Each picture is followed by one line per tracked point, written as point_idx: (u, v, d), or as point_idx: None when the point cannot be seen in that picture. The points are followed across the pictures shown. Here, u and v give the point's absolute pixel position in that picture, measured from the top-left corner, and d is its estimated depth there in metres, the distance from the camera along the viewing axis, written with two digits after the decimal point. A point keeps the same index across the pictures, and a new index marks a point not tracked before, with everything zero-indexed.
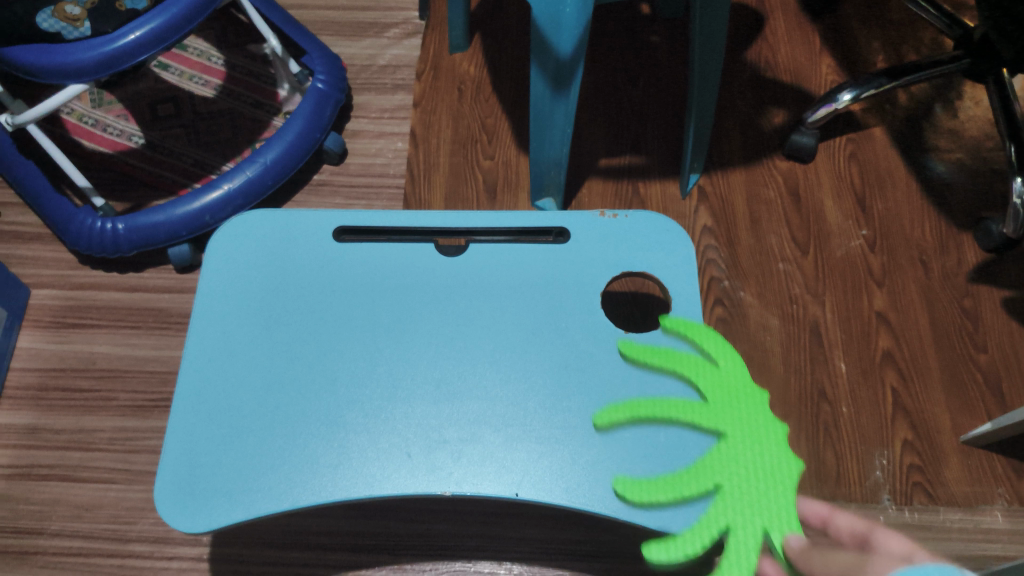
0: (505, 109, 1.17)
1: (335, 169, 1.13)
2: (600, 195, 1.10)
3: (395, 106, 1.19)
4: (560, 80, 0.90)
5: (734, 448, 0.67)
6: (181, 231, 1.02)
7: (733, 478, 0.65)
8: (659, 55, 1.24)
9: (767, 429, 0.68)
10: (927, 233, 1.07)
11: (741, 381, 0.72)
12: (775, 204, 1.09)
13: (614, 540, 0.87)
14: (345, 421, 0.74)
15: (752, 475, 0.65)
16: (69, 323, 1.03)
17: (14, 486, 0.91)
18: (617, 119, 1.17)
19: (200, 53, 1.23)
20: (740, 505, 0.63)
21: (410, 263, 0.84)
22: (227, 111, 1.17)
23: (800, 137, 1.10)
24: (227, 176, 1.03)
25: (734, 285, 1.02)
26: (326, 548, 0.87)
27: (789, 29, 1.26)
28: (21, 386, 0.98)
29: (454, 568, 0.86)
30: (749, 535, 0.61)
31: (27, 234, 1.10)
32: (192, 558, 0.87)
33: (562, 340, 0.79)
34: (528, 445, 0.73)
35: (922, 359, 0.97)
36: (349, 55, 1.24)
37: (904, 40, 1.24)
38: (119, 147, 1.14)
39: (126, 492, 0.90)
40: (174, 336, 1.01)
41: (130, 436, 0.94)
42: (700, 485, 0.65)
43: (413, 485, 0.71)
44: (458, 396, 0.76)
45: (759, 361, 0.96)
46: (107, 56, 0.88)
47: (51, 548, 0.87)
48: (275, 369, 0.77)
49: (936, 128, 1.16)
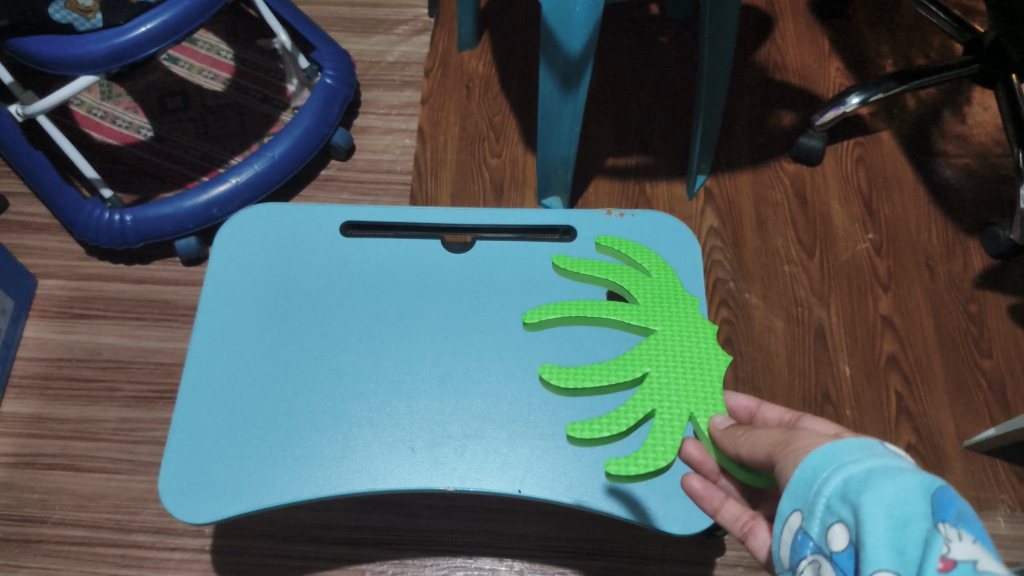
0: (513, 107, 1.18)
1: (342, 165, 1.14)
2: (606, 194, 1.10)
3: (403, 102, 1.19)
4: (568, 79, 0.90)
5: (662, 342, 0.73)
6: (188, 223, 1.02)
7: (659, 367, 0.71)
8: (667, 56, 1.24)
9: (694, 329, 0.74)
10: (933, 237, 1.06)
11: (671, 287, 0.78)
12: (781, 206, 1.09)
13: (615, 539, 0.87)
14: (349, 415, 0.74)
15: (674, 364, 0.71)
16: (75, 313, 1.03)
17: (18, 474, 0.91)
18: (625, 119, 1.18)
19: (210, 47, 1.23)
20: (664, 393, 0.69)
21: (416, 259, 0.85)
22: (236, 105, 1.17)
23: (808, 140, 1.11)
24: (235, 169, 1.03)
25: (739, 287, 1.02)
26: (328, 542, 0.87)
27: (798, 31, 1.26)
28: (27, 375, 0.99)
29: (455, 564, 0.86)
30: (673, 418, 0.67)
31: (35, 224, 1.10)
32: (193, 550, 0.87)
33: (567, 337, 0.79)
34: (531, 441, 0.73)
35: (926, 363, 0.97)
36: (358, 51, 1.24)
37: (913, 44, 1.24)
38: (128, 139, 1.14)
39: (130, 482, 0.91)
40: (180, 328, 1.02)
41: (134, 427, 0.94)
42: (628, 373, 0.71)
43: (417, 480, 0.71)
44: (462, 392, 0.76)
45: (763, 363, 0.96)
46: (119, 47, 0.89)
47: (54, 537, 0.87)
48: (281, 363, 0.77)
49: (944, 133, 1.16)
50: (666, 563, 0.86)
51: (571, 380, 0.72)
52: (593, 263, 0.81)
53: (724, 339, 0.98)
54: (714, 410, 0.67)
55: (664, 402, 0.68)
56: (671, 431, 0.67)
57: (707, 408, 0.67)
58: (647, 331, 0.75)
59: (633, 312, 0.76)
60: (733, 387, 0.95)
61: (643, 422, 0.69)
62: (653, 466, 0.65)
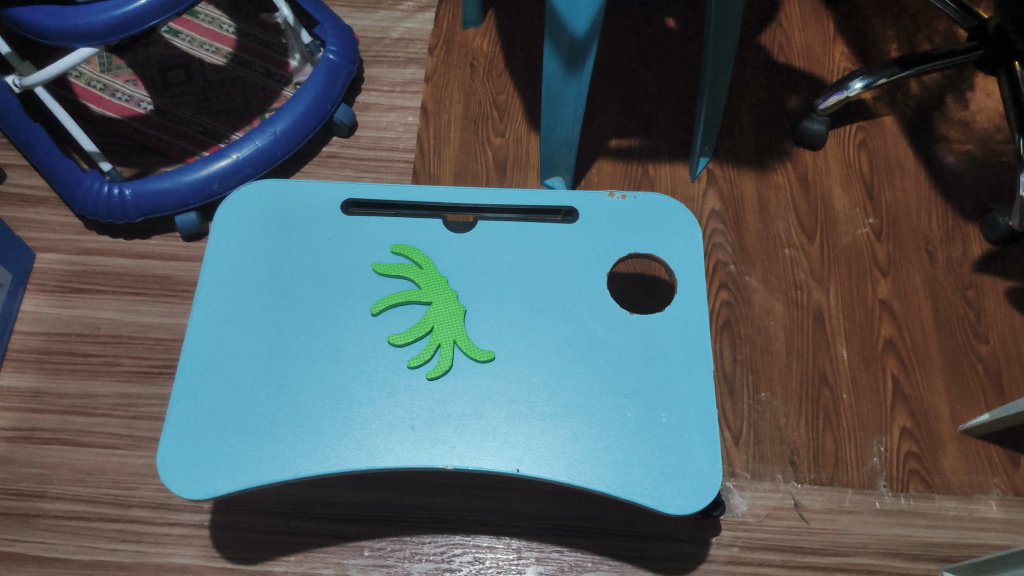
0: (516, 86, 1.17)
1: (345, 142, 1.13)
2: (610, 175, 1.10)
3: (407, 79, 1.19)
4: (574, 60, 0.89)
5: (435, 308, 0.80)
6: (188, 198, 1.02)
7: (437, 314, 0.79)
8: (672, 37, 1.24)
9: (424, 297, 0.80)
10: (933, 222, 1.07)
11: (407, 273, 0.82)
12: (783, 189, 1.09)
13: (612, 517, 0.88)
14: (349, 392, 0.74)
15: (441, 310, 0.79)
16: (74, 288, 1.03)
17: (16, 448, 0.91)
18: (628, 99, 1.17)
19: (211, 20, 1.22)
20: (446, 324, 0.78)
21: (418, 239, 0.85)
22: (238, 79, 1.16)
23: (811, 124, 1.11)
24: (236, 145, 1.03)
25: (740, 270, 1.03)
26: (328, 519, 0.88)
27: (803, 13, 1.26)
28: (25, 349, 0.99)
29: (454, 542, 0.86)
30: (450, 328, 0.78)
31: (33, 197, 1.10)
32: (193, 525, 0.87)
33: (569, 318, 0.79)
34: (532, 421, 0.73)
35: (924, 347, 0.97)
36: (362, 28, 1.24)
37: (918, 29, 1.24)
38: (128, 112, 1.13)
39: (130, 458, 0.91)
40: (180, 304, 1.01)
41: (134, 403, 0.94)
42: (426, 332, 0.78)
43: (416, 458, 0.71)
44: (462, 371, 0.76)
45: (762, 346, 0.97)
46: (119, 20, 0.88)
47: (53, 512, 0.87)
48: (281, 338, 0.77)
49: (946, 119, 1.16)
50: (665, 541, 0.86)
51: (421, 352, 0.77)
52: (390, 270, 0.82)
53: (723, 322, 0.99)
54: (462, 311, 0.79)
55: (448, 332, 0.78)
56: (455, 324, 0.78)
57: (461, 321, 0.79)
58: (430, 301, 0.80)
59: (416, 294, 0.80)
60: (733, 369, 0.96)
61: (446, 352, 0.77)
62: (448, 360, 0.76)
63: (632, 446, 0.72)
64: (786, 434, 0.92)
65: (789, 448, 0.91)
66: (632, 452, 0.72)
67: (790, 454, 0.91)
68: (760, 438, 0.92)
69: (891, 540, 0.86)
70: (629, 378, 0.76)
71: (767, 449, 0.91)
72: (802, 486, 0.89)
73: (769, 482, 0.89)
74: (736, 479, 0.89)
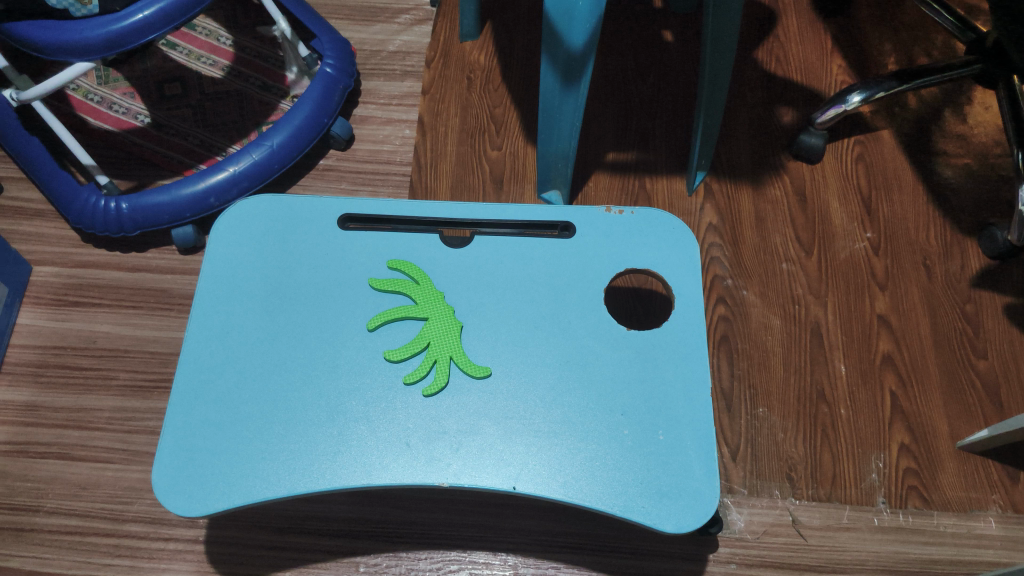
0: (514, 99, 1.17)
1: (342, 155, 1.13)
2: (606, 189, 1.09)
3: (404, 92, 1.19)
4: (570, 74, 0.89)
5: (431, 325, 0.79)
6: (185, 212, 1.01)
7: (433, 329, 0.79)
8: (669, 50, 1.24)
9: (421, 312, 0.80)
10: (931, 237, 1.07)
11: (404, 287, 0.81)
12: (780, 203, 1.09)
13: (609, 534, 0.87)
14: (345, 409, 0.74)
15: (437, 326, 0.79)
16: (69, 301, 1.03)
17: (11, 462, 0.91)
18: (625, 111, 1.17)
19: (209, 32, 1.23)
20: (442, 339, 0.78)
21: (413, 255, 0.84)
22: (235, 92, 1.17)
23: (809, 138, 1.10)
24: (233, 159, 1.03)
25: (737, 284, 1.02)
26: (324, 535, 0.87)
27: (800, 26, 1.26)
28: (21, 362, 0.98)
29: (450, 558, 0.86)
30: (444, 345, 0.78)
31: (30, 210, 1.10)
32: (188, 540, 0.87)
33: (564, 334, 0.79)
34: (527, 438, 0.73)
35: (922, 363, 0.97)
36: (359, 40, 1.24)
37: (916, 42, 1.24)
38: (125, 125, 1.13)
39: (124, 472, 0.91)
40: (176, 318, 1.01)
41: (129, 417, 0.94)
42: (421, 348, 0.78)
43: (411, 473, 0.71)
44: (457, 389, 0.76)
45: (759, 361, 0.97)
46: (116, 33, 0.88)
47: (48, 526, 0.87)
48: (277, 354, 0.77)
49: (944, 132, 1.16)
50: (664, 559, 0.86)
51: (417, 368, 0.77)
52: (386, 285, 0.81)
53: (720, 336, 0.98)
54: (456, 328, 0.79)
55: (443, 348, 0.78)
56: (451, 341, 0.78)
57: (457, 338, 0.78)
58: (425, 316, 0.80)
59: (412, 309, 0.80)
60: (730, 384, 0.95)
61: (439, 368, 0.76)
62: (443, 379, 0.76)
63: (629, 464, 0.72)
64: (783, 450, 0.91)
65: (786, 464, 0.90)
66: (628, 469, 0.72)
67: (788, 470, 0.90)
68: (757, 453, 0.91)
69: (890, 557, 0.85)
70: (625, 395, 0.75)
71: (764, 464, 0.90)
72: (798, 502, 0.89)
73: (766, 498, 0.89)
74: (733, 495, 0.89)
